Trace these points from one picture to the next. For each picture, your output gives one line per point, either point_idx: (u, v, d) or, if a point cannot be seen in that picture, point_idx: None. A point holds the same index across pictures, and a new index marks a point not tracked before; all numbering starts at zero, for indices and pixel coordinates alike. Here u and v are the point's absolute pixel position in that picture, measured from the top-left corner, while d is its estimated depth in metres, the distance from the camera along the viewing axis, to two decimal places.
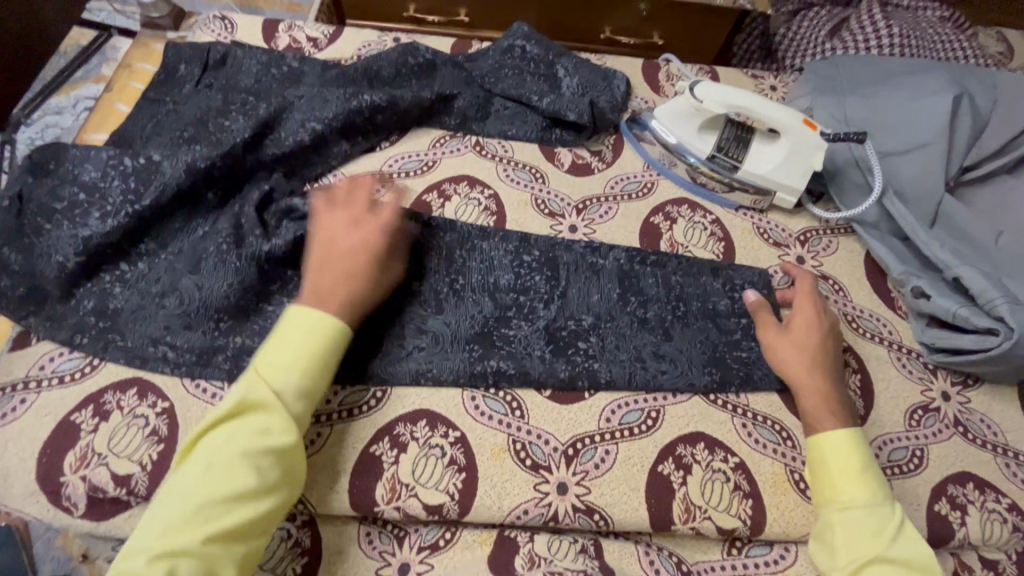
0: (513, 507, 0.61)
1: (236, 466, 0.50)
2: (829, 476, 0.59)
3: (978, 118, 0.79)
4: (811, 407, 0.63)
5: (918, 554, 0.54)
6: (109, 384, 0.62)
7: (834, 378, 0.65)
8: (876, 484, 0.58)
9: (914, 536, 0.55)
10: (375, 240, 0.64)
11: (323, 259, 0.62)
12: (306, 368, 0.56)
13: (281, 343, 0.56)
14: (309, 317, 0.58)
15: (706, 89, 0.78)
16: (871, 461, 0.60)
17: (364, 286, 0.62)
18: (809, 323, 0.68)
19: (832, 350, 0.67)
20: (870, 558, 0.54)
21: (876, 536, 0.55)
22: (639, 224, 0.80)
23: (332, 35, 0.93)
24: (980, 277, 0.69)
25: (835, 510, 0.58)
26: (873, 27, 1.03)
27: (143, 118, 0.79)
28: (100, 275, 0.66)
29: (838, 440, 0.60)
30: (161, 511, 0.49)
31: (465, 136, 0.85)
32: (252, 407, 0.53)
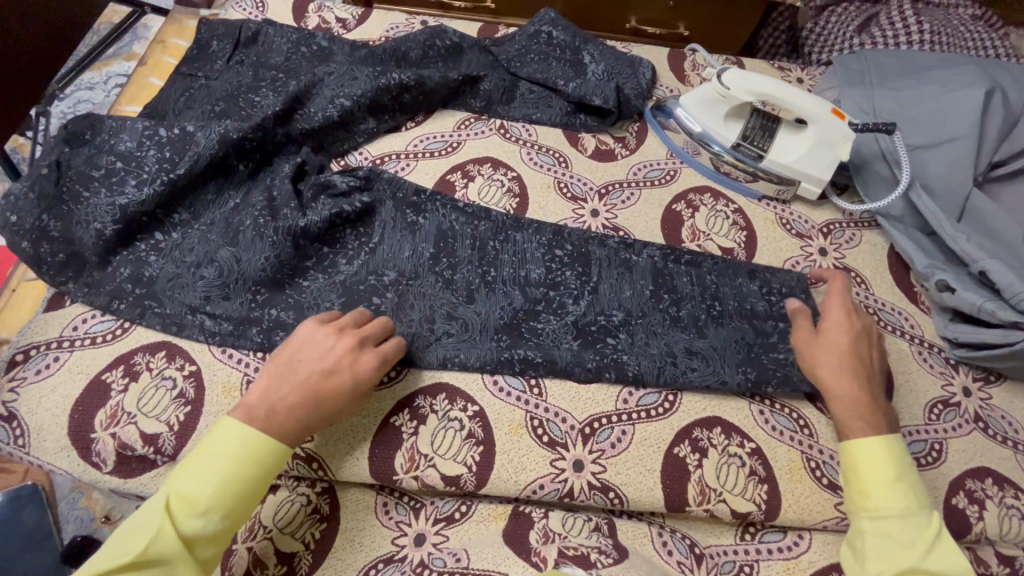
0: (529, 482, 0.62)
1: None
2: (863, 482, 0.57)
3: (1010, 113, 0.78)
4: (841, 414, 0.61)
5: (957, 569, 0.51)
6: (139, 346, 0.64)
7: (869, 387, 0.62)
8: (912, 494, 0.56)
9: (952, 551, 0.53)
10: (354, 385, 0.58)
11: (289, 368, 0.57)
12: (229, 507, 0.51)
13: (196, 477, 0.50)
14: (239, 445, 0.52)
15: (737, 77, 0.77)
16: (908, 470, 0.57)
17: (330, 411, 0.57)
18: (844, 331, 0.65)
19: (868, 358, 0.64)
20: (901, 569, 0.52)
21: (910, 547, 0.53)
22: (661, 211, 0.80)
23: (361, 16, 0.94)
24: (1007, 270, 0.68)
25: (866, 518, 0.56)
26: (902, 24, 1.02)
27: (175, 92, 0.80)
28: (135, 243, 0.67)
29: (874, 446, 0.58)
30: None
31: (489, 119, 0.86)
32: (149, 560, 0.47)
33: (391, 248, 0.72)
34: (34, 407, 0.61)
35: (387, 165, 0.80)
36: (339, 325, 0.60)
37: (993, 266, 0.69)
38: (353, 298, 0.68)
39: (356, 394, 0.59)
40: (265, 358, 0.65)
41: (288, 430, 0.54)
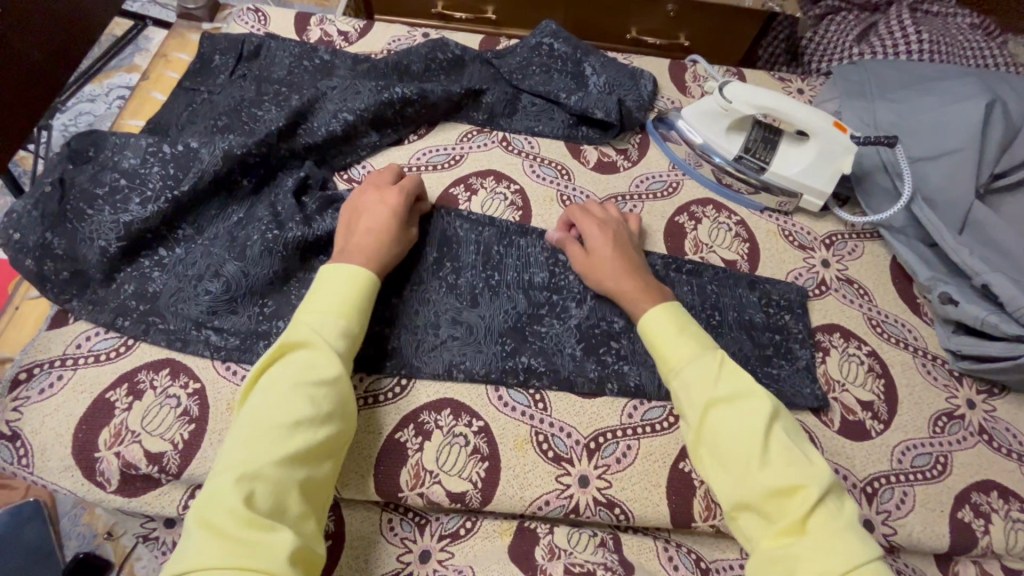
0: (534, 498, 0.61)
1: (293, 397, 0.52)
2: (660, 347, 0.59)
3: (1011, 124, 0.78)
4: (634, 299, 0.64)
5: (740, 385, 0.55)
6: (142, 364, 0.64)
7: (634, 269, 0.67)
8: (693, 338, 0.59)
9: (737, 373, 0.56)
10: (393, 205, 0.67)
11: (347, 230, 0.66)
12: (348, 307, 0.58)
13: (319, 293, 0.59)
14: (334, 272, 0.60)
15: (737, 90, 0.77)
16: (685, 318, 0.61)
17: (388, 230, 0.65)
18: (601, 236, 0.69)
19: (625, 252, 0.69)
20: (705, 406, 0.54)
21: (703, 384, 0.55)
22: (663, 223, 0.80)
23: (362, 29, 0.94)
24: (1010, 283, 0.68)
25: (670, 381, 0.58)
26: (902, 32, 1.02)
27: (178, 107, 0.81)
28: (140, 259, 0.68)
29: (659, 312, 0.61)
30: (229, 445, 0.50)
31: (492, 131, 0.86)
32: (298, 348, 0.55)
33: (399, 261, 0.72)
34: (38, 426, 0.60)
35: None
36: (364, 184, 0.70)
37: (996, 279, 0.69)
38: None
39: (401, 217, 0.67)
40: None
41: (365, 256, 0.63)
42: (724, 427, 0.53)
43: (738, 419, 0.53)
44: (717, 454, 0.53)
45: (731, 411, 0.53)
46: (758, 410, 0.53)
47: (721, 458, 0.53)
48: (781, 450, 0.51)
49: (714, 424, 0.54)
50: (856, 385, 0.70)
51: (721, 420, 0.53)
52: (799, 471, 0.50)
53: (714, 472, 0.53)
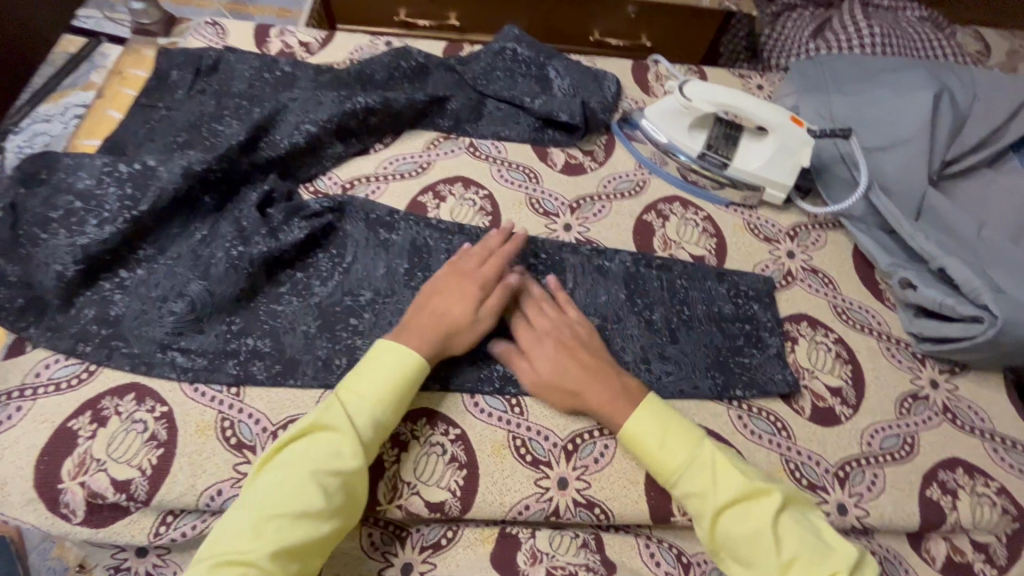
0: (514, 503, 0.61)
1: (308, 486, 0.52)
2: (651, 458, 0.60)
3: (958, 114, 0.81)
4: (601, 410, 0.62)
5: (742, 483, 0.57)
6: (106, 390, 0.62)
7: (591, 372, 0.63)
8: (680, 438, 0.60)
9: (728, 473, 0.57)
10: (467, 292, 0.65)
11: (417, 307, 0.65)
12: (384, 396, 0.58)
13: (365, 374, 0.59)
14: (391, 351, 0.60)
15: (699, 87, 0.79)
16: (665, 416, 0.61)
17: (457, 319, 0.63)
18: (550, 350, 0.65)
19: (571, 354, 0.64)
20: (713, 513, 0.56)
21: (703, 495, 0.57)
22: (632, 222, 0.81)
23: (323, 39, 0.93)
24: (965, 266, 0.70)
25: (669, 487, 0.59)
26: (855, 28, 1.06)
27: (136, 124, 0.79)
28: (100, 282, 0.66)
29: (642, 420, 0.60)
30: (233, 515, 0.52)
31: (458, 138, 0.86)
32: (326, 430, 0.56)
33: (368, 269, 0.72)
34: None
35: (357, 188, 0.80)
36: (456, 260, 0.69)
37: (951, 263, 0.71)
38: (330, 322, 0.68)
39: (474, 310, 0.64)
40: (238, 394, 0.64)
41: (421, 341, 0.61)
42: (739, 533, 0.55)
43: (747, 519, 0.55)
44: (737, 556, 0.55)
45: (741, 510, 0.56)
46: (764, 506, 0.55)
47: (741, 559, 0.55)
48: (791, 536, 0.54)
49: (725, 528, 0.56)
50: (825, 365, 0.73)
51: (733, 522, 0.55)
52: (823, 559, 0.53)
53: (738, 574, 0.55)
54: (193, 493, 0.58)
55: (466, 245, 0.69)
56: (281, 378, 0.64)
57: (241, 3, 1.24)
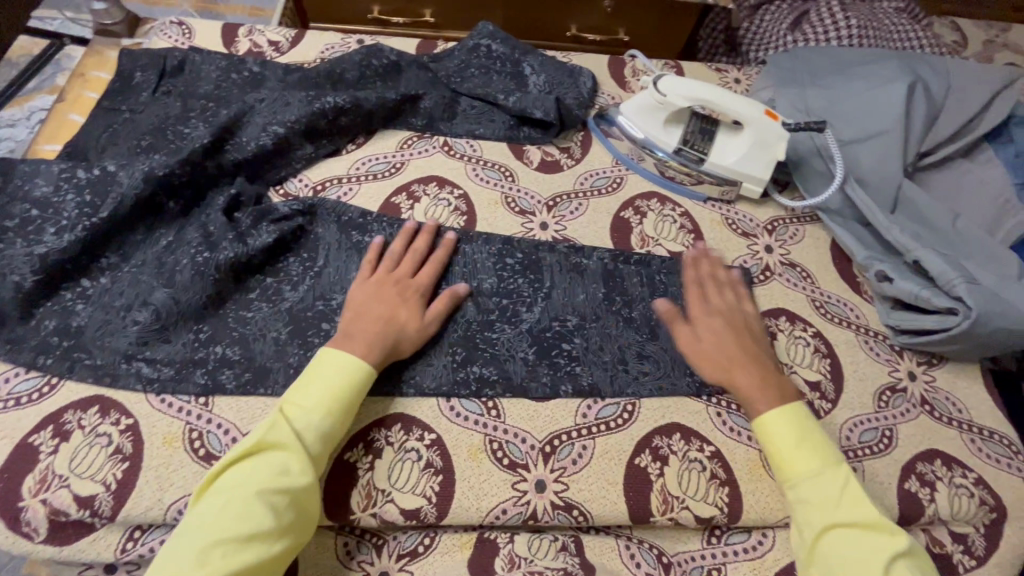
0: (491, 508, 0.60)
1: (254, 506, 0.51)
2: (777, 454, 0.60)
3: (934, 103, 0.81)
4: (749, 394, 0.63)
5: (868, 514, 0.55)
6: (68, 404, 0.60)
7: (754, 359, 0.65)
8: (819, 451, 0.59)
9: (858, 499, 0.56)
10: (412, 298, 0.66)
11: (356, 313, 0.64)
12: (330, 408, 0.58)
13: (306, 386, 0.59)
14: (335, 361, 0.60)
15: (675, 83, 0.78)
16: (809, 427, 0.61)
17: (405, 323, 0.64)
18: (719, 327, 0.67)
19: (742, 342, 0.66)
20: (824, 527, 0.55)
21: (825, 506, 0.56)
22: (610, 220, 0.80)
23: (293, 38, 0.91)
24: (939, 258, 0.70)
25: (785, 487, 0.59)
26: (831, 20, 1.06)
27: (98, 128, 0.77)
28: (61, 292, 0.64)
29: (779, 422, 0.61)
30: (173, 545, 0.49)
31: (432, 136, 0.84)
32: (269, 447, 0.54)
33: (340, 272, 0.71)
34: None
35: (329, 190, 0.78)
36: (383, 266, 0.68)
37: (926, 254, 0.71)
38: (301, 327, 0.67)
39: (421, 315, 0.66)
40: (207, 404, 0.62)
41: (371, 346, 0.62)
42: (842, 555, 0.54)
43: (861, 548, 0.53)
44: None
45: (856, 537, 0.54)
46: (886, 542, 0.53)
47: None
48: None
49: (829, 548, 0.55)
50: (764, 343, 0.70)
51: (843, 543, 0.54)
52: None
53: None
54: (160, 507, 0.57)
55: (391, 252, 0.70)
56: (251, 386, 0.63)
57: (211, 2, 1.21)
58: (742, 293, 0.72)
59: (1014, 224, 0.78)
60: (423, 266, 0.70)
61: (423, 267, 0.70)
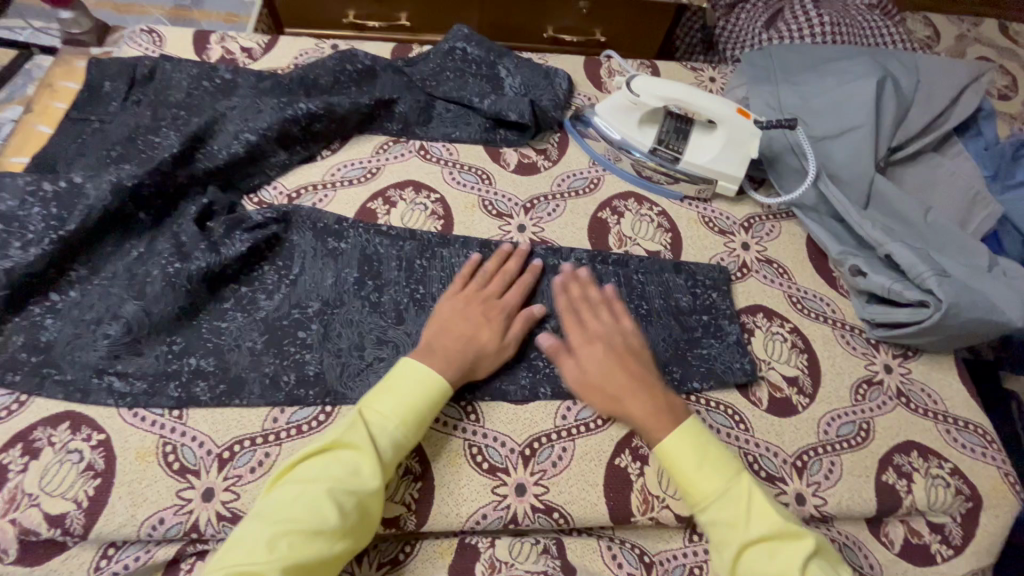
0: (471, 513, 0.60)
1: (323, 504, 0.51)
2: (682, 477, 0.59)
3: (903, 99, 0.82)
4: (644, 422, 0.61)
5: (774, 524, 0.55)
6: (39, 420, 0.59)
7: (639, 382, 0.63)
8: (718, 465, 0.59)
9: (765, 508, 0.56)
10: (496, 318, 0.66)
11: (443, 325, 0.65)
12: (407, 418, 0.57)
13: (388, 390, 0.59)
14: (413, 372, 0.60)
15: (647, 82, 0.78)
16: (705, 440, 0.60)
17: (484, 344, 0.64)
18: (600, 354, 0.65)
19: (625, 366, 0.64)
20: (739, 548, 0.55)
21: (735, 525, 0.56)
22: (588, 220, 0.81)
23: (267, 44, 0.91)
24: (909, 252, 0.71)
25: (697, 511, 0.58)
26: (805, 18, 1.07)
27: (66, 138, 0.76)
28: (29, 307, 0.63)
29: (679, 441, 0.60)
30: (248, 527, 0.51)
31: (408, 141, 0.84)
32: (344, 446, 0.55)
33: (316, 279, 0.70)
34: None
35: (304, 198, 0.77)
36: (472, 282, 0.69)
37: (896, 248, 0.72)
38: (277, 337, 0.66)
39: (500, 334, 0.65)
40: (181, 417, 0.61)
41: (450, 364, 0.62)
42: (764, 568, 0.54)
43: (773, 561, 0.53)
44: None
45: (768, 550, 0.54)
46: (798, 549, 0.53)
47: None
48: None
49: (751, 565, 0.54)
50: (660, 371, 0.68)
51: (758, 560, 0.54)
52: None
53: None
54: (133, 523, 0.56)
55: (485, 269, 0.70)
56: (225, 398, 0.62)
57: (185, 9, 1.20)
58: (617, 310, 0.69)
59: (982, 216, 0.81)
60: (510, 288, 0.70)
61: (512, 288, 0.70)
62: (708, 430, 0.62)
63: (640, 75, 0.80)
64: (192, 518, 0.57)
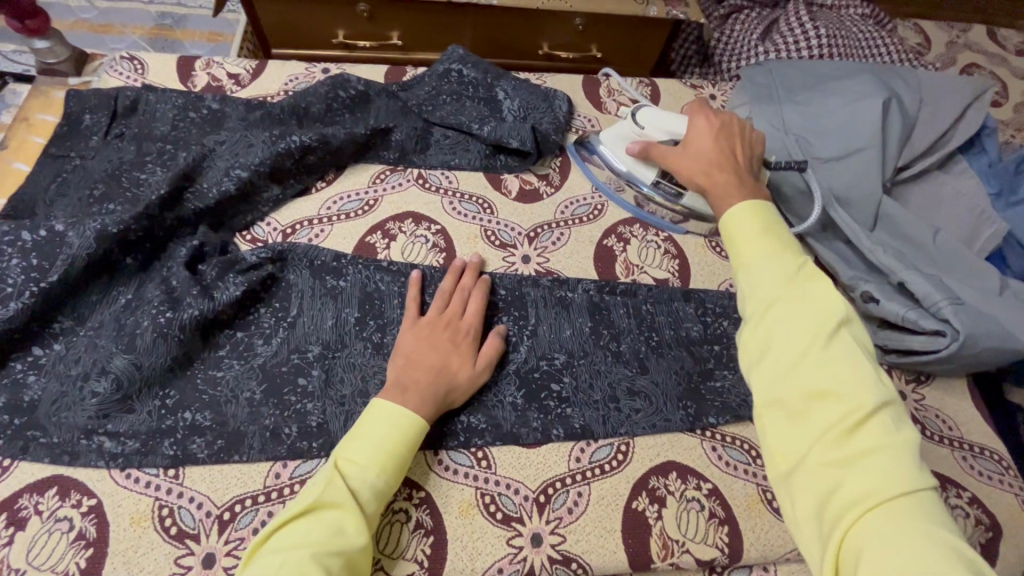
0: (486, 567, 0.58)
1: (309, 570, 0.47)
2: (738, 246, 0.56)
3: (908, 118, 0.81)
4: (720, 195, 0.62)
5: (819, 291, 0.49)
6: (23, 487, 0.56)
7: (731, 166, 0.64)
8: (779, 241, 0.54)
9: (817, 282, 0.51)
10: (464, 343, 0.64)
11: (409, 358, 0.62)
12: (386, 464, 0.55)
13: (362, 436, 0.56)
14: (386, 415, 0.57)
15: (656, 120, 0.74)
16: (775, 221, 0.57)
17: (457, 373, 0.62)
18: (707, 145, 0.66)
19: (729, 163, 0.65)
20: (770, 302, 0.50)
21: (779, 283, 0.51)
22: (593, 248, 0.79)
23: (254, 70, 0.87)
24: (923, 279, 0.70)
25: (737, 270, 0.55)
26: (801, 30, 1.05)
27: (45, 178, 0.72)
28: (11, 364, 0.59)
29: (745, 216, 0.57)
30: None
31: (406, 169, 0.81)
32: (323, 505, 0.51)
33: (315, 321, 0.67)
34: None
35: (299, 234, 0.74)
36: (432, 309, 0.66)
37: (910, 275, 0.70)
38: (276, 385, 0.63)
39: (471, 358, 0.63)
40: (177, 476, 0.58)
41: (425, 399, 0.59)
42: (786, 331, 0.48)
43: (797, 320, 0.48)
44: (775, 354, 0.48)
45: (796, 312, 0.49)
46: (827, 313, 0.48)
47: (777, 359, 0.47)
48: (837, 362, 0.46)
49: (775, 322, 0.49)
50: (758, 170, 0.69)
51: (779, 318, 0.49)
52: (850, 381, 0.45)
53: (760, 370, 0.48)
54: None
55: (442, 290, 0.68)
56: (224, 454, 0.59)
57: (167, 28, 1.16)
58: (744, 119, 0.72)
59: (990, 234, 0.80)
60: (472, 307, 0.68)
61: (471, 308, 0.68)
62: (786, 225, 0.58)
63: (648, 108, 0.76)
64: None
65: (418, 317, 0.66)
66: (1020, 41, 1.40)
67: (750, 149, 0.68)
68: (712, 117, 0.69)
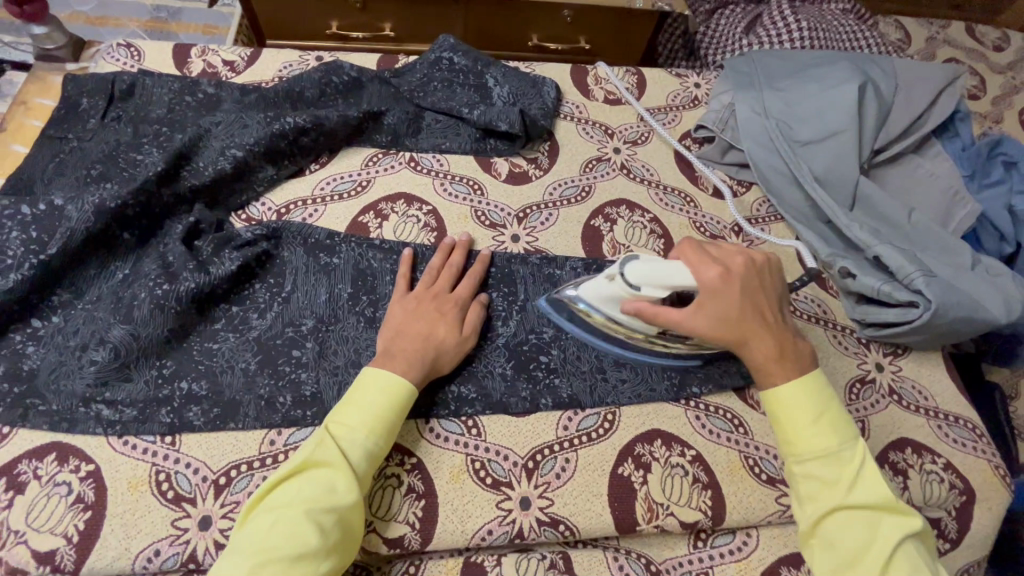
0: (476, 529, 0.59)
1: (302, 526, 0.49)
2: (789, 430, 0.55)
3: (883, 103, 0.84)
4: (760, 365, 0.58)
5: (885, 496, 0.51)
6: (22, 453, 0.57)
7: (758, 331, 0.58)
8: (837, 429, 0.54)
9: (877, 480, 0.52)
10: (451, 313, 0.66)
11: (399, 328, 0.63)
12: (377, 427, 0.56)
13: (353, 404, 0.57)
14: (376, 381, 0.58)
15: (644, 278, 0.58)
16: (828, 400, 0.56)
17: (444, 340, 0.63)
18: (722, 313, 0.57)
19: (758, 327, 0.58)
20: (832, 507, 0.51)
21: (837, 485, 0.52)
22: (580, 228, 0.81)
23: (250, 57, 0.89)
24: (896, 253, 0.73)
25: (792, 461, 0.55)
26: (784, 23, 1.09)
27: (43, 159, 0.73)
28: (11, 334, 0.61)
29: (798, 394, 0.56)
30: (222, 564, 0.47)
31: (398, 152, 0.83)
32: (315, 465, 0.53)
33: (309, 296, 0.69)
34: None
35: (293, 213, 0.76)
36: (420, 283, 0.68)
37: (885, 250, 0.73)
38: (271, 356, 0.64)
39: (459, 328, 0.65)
40: (174, 443, 0.59)
41: (415, 364, 0.61)
42: (849, 535, 0.50)
43: (865, 530, 0.50)
44: (836, 557, 0.50)
45: (863, 520, 0.50)
46: (893, 524, 0.50)
47: (839, 562, 0.50)
48: (901, 572, 0.48)
49: (837, 528, 0.51)
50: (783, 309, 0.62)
51: (847, 526, 0.51)
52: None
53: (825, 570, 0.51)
54: (128, 557, 0.54)
55: (432, 266, 0.70)
56: (220, 422, 0.60)
57: (162, 21, 1.18)
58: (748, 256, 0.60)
59: (963, 214, 0.83)
60: (461, 280, 0.70)
61: (460, 281, 0.70)
62: (837, 397, 0.57)
63: (631, 259, 0.59)
64: (189, 548, 0.55)
65: (407, 291, 0.68)
66: (997, 36, 1.44)
67: (774, 294, 0.61)
68: (724, 268, 0.58)
